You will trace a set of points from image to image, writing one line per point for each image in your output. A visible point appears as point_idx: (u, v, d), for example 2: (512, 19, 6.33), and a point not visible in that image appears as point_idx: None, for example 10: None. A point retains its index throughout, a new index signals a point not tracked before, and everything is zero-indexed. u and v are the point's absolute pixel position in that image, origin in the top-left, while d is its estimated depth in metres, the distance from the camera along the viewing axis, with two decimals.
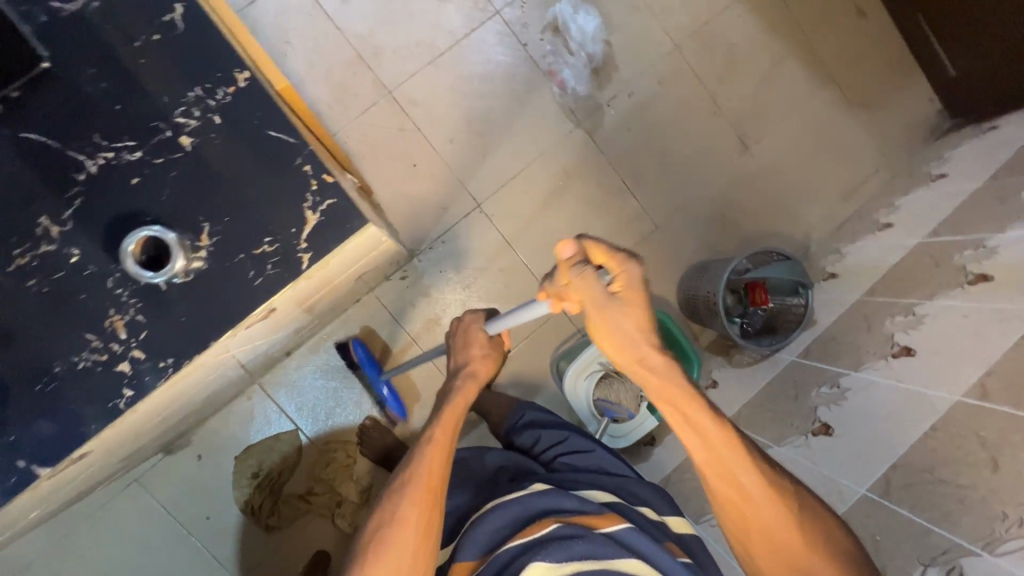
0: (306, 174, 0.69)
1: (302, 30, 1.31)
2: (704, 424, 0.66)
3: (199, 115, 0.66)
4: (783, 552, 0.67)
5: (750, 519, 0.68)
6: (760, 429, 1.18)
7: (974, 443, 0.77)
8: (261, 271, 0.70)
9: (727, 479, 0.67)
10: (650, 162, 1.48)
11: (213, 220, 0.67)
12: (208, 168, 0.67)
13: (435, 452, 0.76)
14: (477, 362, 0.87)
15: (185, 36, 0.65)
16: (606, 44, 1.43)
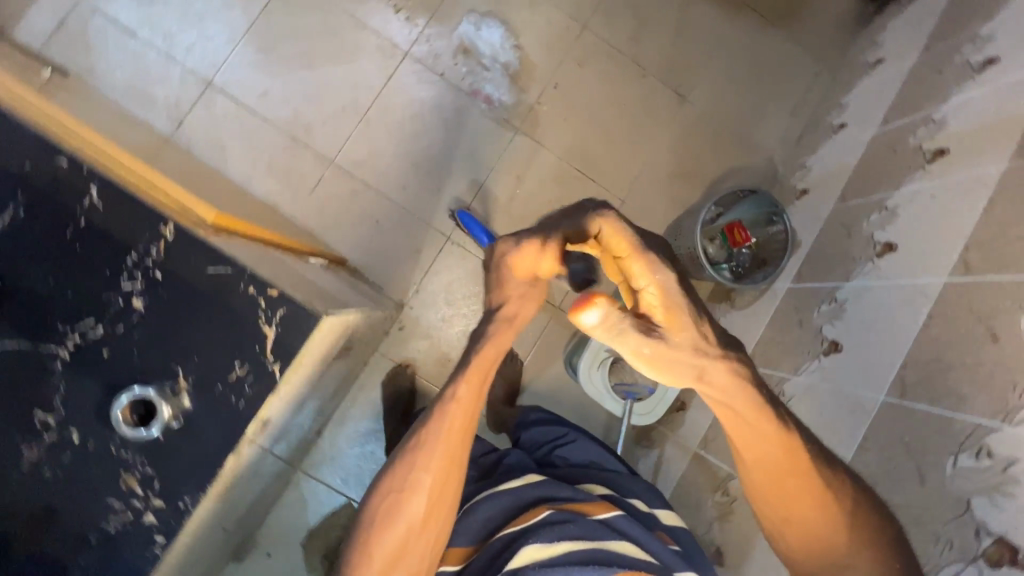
0: (252, 294, 0.72)
1: (234, 135, 1.37)
2: (760, 419, 0.66)
3: (142, 276, 0.71)
4: (809, 528, 0.70)
5: (796, 513, 0.70)
6: (778, 363, 1.18)
7: (970, 320, 0.79)
8: (242, 393, 0.73)
9: (775, 472, 0.68)
10: (596, 141, 1.50)
11: (184, 362, 0.72)
12: (165, 319, 0.72)
13: (459, 413, 0.73)
14: (518, 305, 0.76)
15: (105, 212, 0.70)
16: (517, 47, 1.46)
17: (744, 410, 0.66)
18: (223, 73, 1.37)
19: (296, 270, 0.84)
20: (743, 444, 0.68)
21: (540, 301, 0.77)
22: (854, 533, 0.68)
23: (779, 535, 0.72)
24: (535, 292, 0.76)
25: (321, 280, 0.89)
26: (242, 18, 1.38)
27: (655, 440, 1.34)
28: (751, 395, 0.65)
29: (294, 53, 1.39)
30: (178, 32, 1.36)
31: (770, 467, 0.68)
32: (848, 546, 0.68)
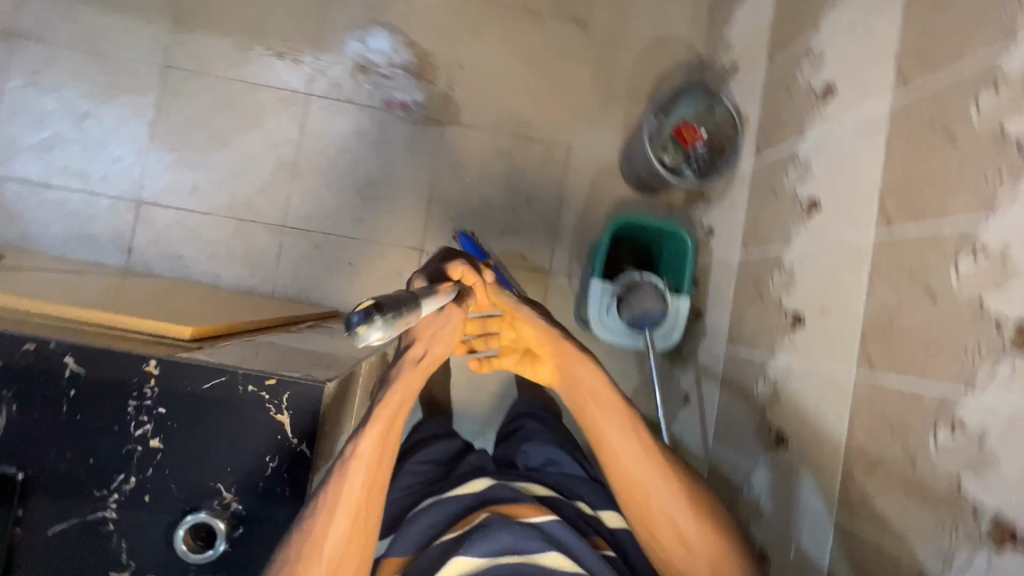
0: (252, 391, 0.71)
1: (184, 241, 1.36)
2: (627, 433, 0.86)
3: (148, 417, 0.70)
4: (669, 522, 0.84)
5: (649, 507, 0.84)
6: (766, 240, 1.10)
7: (925, 125, 0.75)
8: (284, 482, 0.73)
9: (636, 478, 0.85)
10: (519, 102, 1.48)
11: (221, 476, 0.73)
12: (187, 446, 0.72)
13: (365, 469, 0.74)
14: (431, 344, 0.73)
15: (88, 375, 0.68)
16: (409, 44, 1.43)
17: (607, 424, 0.86)
18: (149, 187, 1.36)
19: (289, 347, 0.86)
20: (612, 454, 0.86)
21: (453, 340, 0.74)
22: (696, 518, 0.84)
23: (652, 535, 0.86)
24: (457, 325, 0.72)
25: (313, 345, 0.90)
26: (141, 128, 1.36)
27: (687, 356, 1.34)
28: (614, 412, 0.86)
29: (204, 139, 1.38)
30: (88, 166, 1.34)
31: (633, 468, 0.85)
32: (692, 523, 0.83)
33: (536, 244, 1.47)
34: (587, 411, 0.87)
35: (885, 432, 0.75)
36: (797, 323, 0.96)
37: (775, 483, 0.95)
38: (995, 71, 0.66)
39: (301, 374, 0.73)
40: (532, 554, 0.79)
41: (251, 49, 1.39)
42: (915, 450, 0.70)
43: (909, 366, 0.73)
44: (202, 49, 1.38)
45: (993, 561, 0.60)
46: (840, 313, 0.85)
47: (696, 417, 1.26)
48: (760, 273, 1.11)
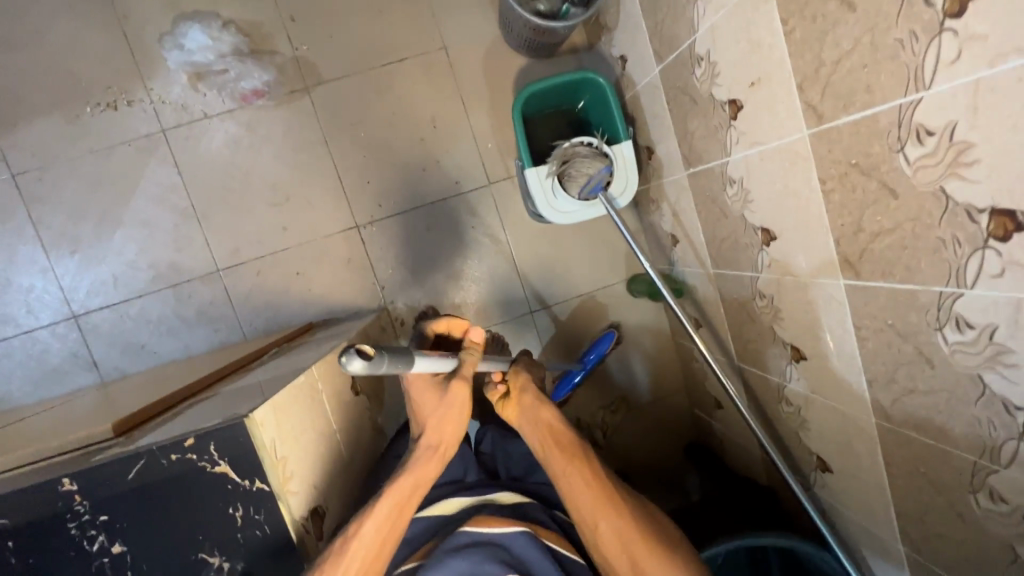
0: (177, 457, 0.60)
1: (137, 330, 1.32)
2: (582, 477, 0.81)
3: (98, 529, 0.61)
4: (625, 553, 0.76)
5: (605, 542, 0.78)
6: (675, 38, 0.97)
7: None
8: (261, 523, 0.63)
9: (590, 516, 0.79)
10: (372, 27, 1.31)
11: (200, 547, 0.63)
12: (151, 540, 0.62)
13: (366, 550, 0.68)
14: (434, 425, 0.78)
15: (12, 520, 0.59)
16: (227, 22, 1.25)
17: (563, 470, 0.82)
18: (77, 298, 1.30)
19: (234, 389, 0.76)
20: (567, 495, 0.81)
21: (458, 420, 0.79)
22: (653, 543, 0.77)
23: (610, 570, 0.78)
24: (461, 405, 0.76)
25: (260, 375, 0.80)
26: (31, 247, 1.28)
27: (657, 197, 1.25)
28: (574, 459, 0.83)
29: (95, 226, 1.28)
30: (8, 309, 1.28)
31: (584, 502, 0.79)
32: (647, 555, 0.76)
33: (463, 164, 1.36)
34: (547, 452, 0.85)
35: (857, 177, 0.66)
36: (736, 109, 0.86)
37: (780, 280, 0.89)
38: None
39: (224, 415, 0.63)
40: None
41: (82, 114, 1.26)
42: (892, 180, 0.62)
43: (854, 95, 0.63)
44: (38, 138, 1.26)
45: (1003, 255, 0.52)
46: (770, 76, 0.75)
47: (689, 251, 1.19)
48: (685, 80, 0.98)
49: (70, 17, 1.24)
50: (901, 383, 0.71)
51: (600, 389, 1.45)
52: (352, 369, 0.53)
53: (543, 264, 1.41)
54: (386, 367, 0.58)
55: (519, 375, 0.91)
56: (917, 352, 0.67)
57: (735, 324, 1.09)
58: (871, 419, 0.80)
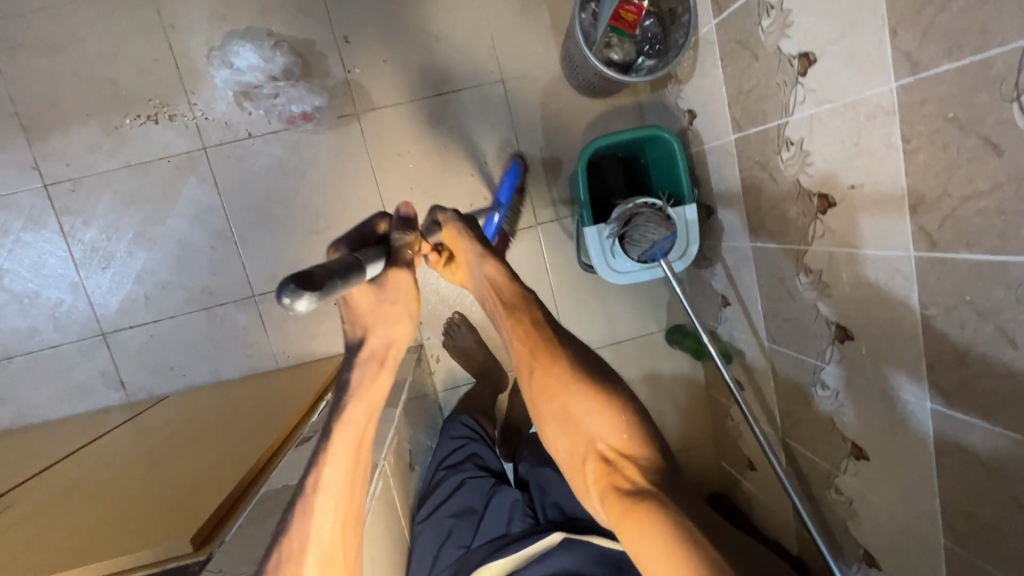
0: None
1: (168, 351, 1.29)
2: (522, 331, 0.75)
3: None
4: (562, 405, 0.71)
5: (542, 391, 0.73)
6: (761, 113, 0.92)
7: None
8: None
9: (525, 364, 0.74)
10: (428, 55, 1.25)
11: None
12: None
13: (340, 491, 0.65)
14: (379, 328, 0.64)
15: None
16: (279, 40, 1.19)
17: (508, 328, 0.76)
18: (106, 317, 1.26)
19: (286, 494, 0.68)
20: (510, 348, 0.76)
21: (406, 316, 0.65)
22: (589, 390, 0.70)
23: (546, 421, 0.74)
24: (403, 303, 0.63)
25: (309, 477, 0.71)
26: (59, 260, 1.23)
27: (711, 255, 1.22)
28: (515, 312, 0.76)
29: (129, 244, 1.24)
30: (33, 323, 1.24)
31: (521, 353, 0.75)
32: (581, 400, 0.70)
33: (510, 202, 1.31)
34: (491, 307, 0.80)
35: (969, 312, 0.63)
36: (826, 204, 0.82)
37: (851, 377, 0.87)
38: None
39: None
40: None
41: (121, 126, 1.20)
42: (1010, 328, 0.59)
43: (981, 235, 0.59)
44: (73, 148, 1.20)
45: None
46: (878, 185, 0.71)
47: (742, 317, 1.16)
48: (765, 155, 0.94)
49: (114, 23, 1.17)
50: (984, 518, 0.70)
51: None
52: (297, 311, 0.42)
53: (583, 307, 1.38)
54: (337, 292, 0.48)
55: (454, 229, 0.78)
56: (1009, 495, 0.65)
57: (785, 400, 1.08)
58: (939, 536, 0.78)
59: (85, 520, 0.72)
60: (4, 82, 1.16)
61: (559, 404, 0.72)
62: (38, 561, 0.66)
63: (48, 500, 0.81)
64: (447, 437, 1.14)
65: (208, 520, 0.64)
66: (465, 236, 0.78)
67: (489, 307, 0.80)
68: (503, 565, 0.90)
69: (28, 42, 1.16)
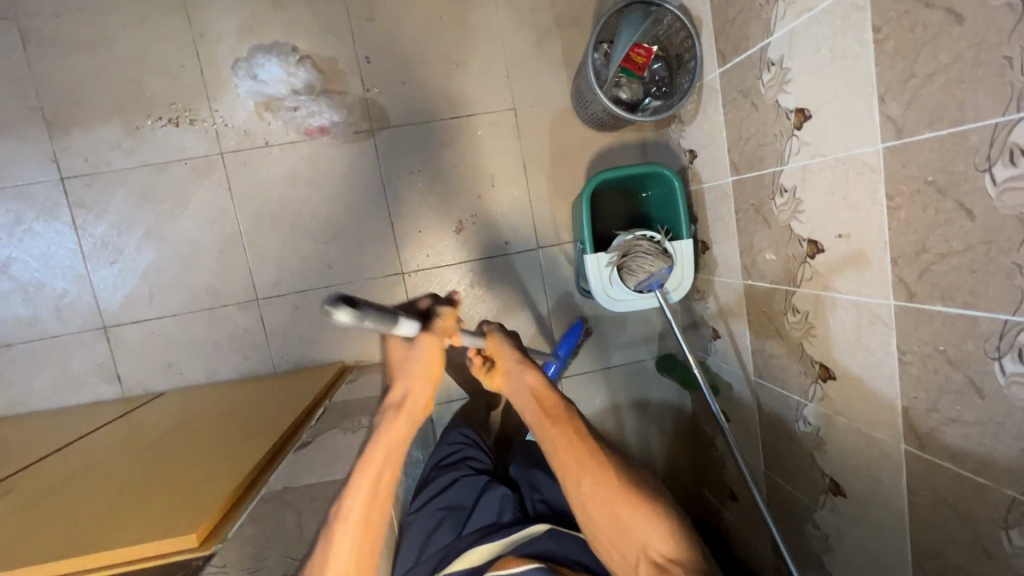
0: None
1: (167, 348, 1.30)
2: (566, 434, 0.76)
3: None
4: (608, 507, 0.71)
5: (588, 499, 0.73)
6: (758, 159, 0.98)
7: (920, 8, 0.61)
8: None
9: (569, 470, 0.74)
10: (445, 80, 1.31)
11: None
12: None
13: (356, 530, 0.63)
14: (409, 379, 0.67)
15: None
16: (303, 56, 1.24)
17: (547, 431, 0.77)
18: (109, 310, 1.28)
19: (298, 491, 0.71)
20: (552, 453, 0.77)
21: (434, 376, 0.67)
22: (638, 500, 0.71)
23: (589, 529, 0.73)
24: (436, 358, 0.65)
25: (317, 475, 0.74)
26: (67, 252, 1.25)
27: (704, 289, 1.27)
28: (557, 419, 0.77)
29: (138, 241, 1.26)
30: (36, 312, 1.26)
31: (563, 462, 0.75)
32: (631, 509, 0.71)
33: (514, 225, 1.36)
34: (529, 414, 0.80)
35: (942, 362, 0.68)
36: (814, 250, 0.87)
37: (830, 417, 0.91)
38: None
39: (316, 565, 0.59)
40: None
41: (142, 126, 1.24)
42: (979, 380, 0.64)
43: (955, 291, 0.64)
44: (93, 143, 1.23)
45: None
46: (863, 236, 0.76)
47: (731, 351, 1.20)
48: (760, 200, 1.00)
49: (144, 28, 1.21)
50: (950, 558, 0.73)
51: None
52: (337, 317, 0.48)
53: (577, 331, 1.41)
54: (375, 322, 0.52)
55: (500, 337, 0.83)
56: (975, 538, 0.69)
57: (769, 434, 1.11)
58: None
59: (85, 511, 0.73)
60: (32, 77, 1.20)
61: (607, 513, 0.72)
62: (43, 545, 0.67)
63: (48, 486, 0.83)
64: (443, 441, 1.16)
65: (212, 517, 0.66)
66: (507, 346, 0.83)
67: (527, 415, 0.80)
68: (491, 548, 0.90)
69: (59, 40, 1.20)
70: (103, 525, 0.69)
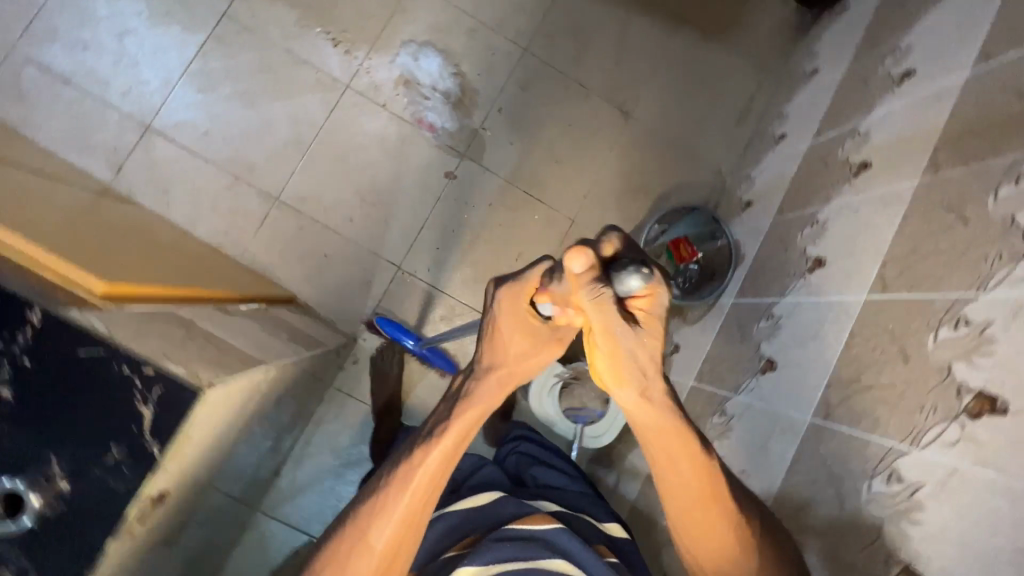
0: (127, 376, 0.59)
1: (178, 178, 1.36)
2: (692, 466, 0.63)
3: (9, 362, 0.58)
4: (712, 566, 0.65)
5: (697, 545, 0.65)
6: (719, 379, 1.11)
7: (885, 338, 0.76)
8: (121, 479, 0.59)
9: (686, 519, 0.64)
10: (542, 165, 1.50)
11: (59, 448, 0.59)
12: (36, 414, 0.58)
13: (420, 485, 0.62)
14: (513, 364, 0.63)
15: None
16: (458, 75, 1.47)
17: (677, 462, 0.63)
18: (163, 117, 1.36)
19: (205, 330, 0.73)
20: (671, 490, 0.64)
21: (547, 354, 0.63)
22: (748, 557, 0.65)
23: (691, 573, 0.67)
24: (541, 352, 0.63)
25: (230, 335, 0.78)
26: (177, 58, 1.37)
27: (614, 461, 1.32)
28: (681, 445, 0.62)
29: (233, 92, 1.39)
30: (111, 77, 1.35)
31: (687, 501, 0.64)
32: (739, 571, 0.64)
33: None
34: (649, 438, 0.63)
35: None
36: None
37: None
38: (961, 312, 0.67)
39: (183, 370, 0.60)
40: (537, 561, 0.70)
41: (310, 27, 1.42)
42: None
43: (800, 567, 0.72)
44: (267, 9, 1.41)
45: None
46: None
47: None
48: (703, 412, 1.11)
49: None
50: None
51: None
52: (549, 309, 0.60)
53: None
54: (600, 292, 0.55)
55: (598, 295, 0.54)
56: None
57: None
58: None
59: (22, 205, 0.74)
60: None
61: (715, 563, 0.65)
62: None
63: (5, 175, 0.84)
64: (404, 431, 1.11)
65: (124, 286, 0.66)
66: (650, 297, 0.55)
67: (647, 438, 0.63)
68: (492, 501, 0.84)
69: None
70: (32, 222, 0.69)
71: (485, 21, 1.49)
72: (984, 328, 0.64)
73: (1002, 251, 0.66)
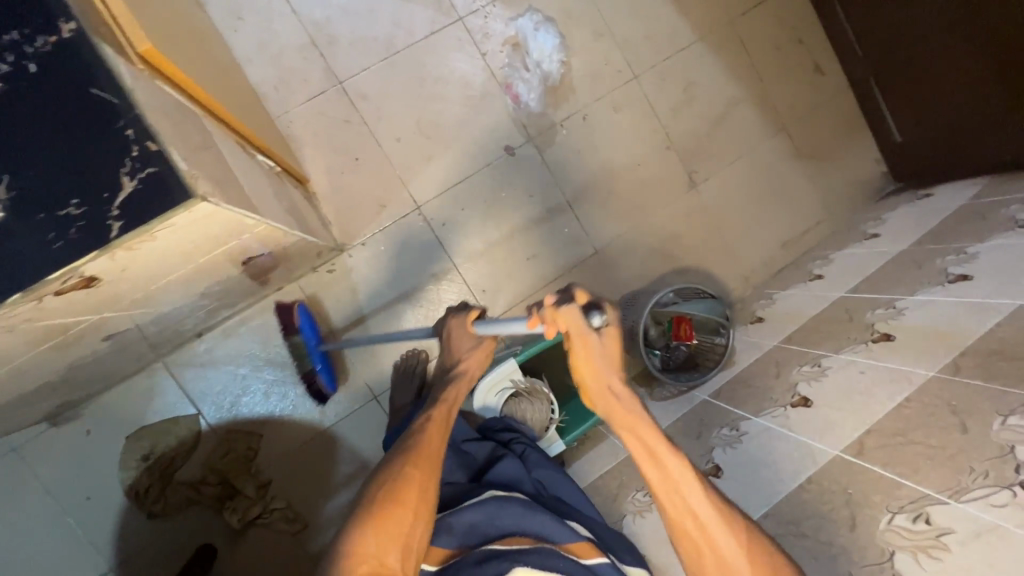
0: (127, 139, 0.55)
1: (256, 11, 1.30)
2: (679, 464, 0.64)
3: (14, 61, 0.54)
4: None
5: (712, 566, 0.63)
6: None
7: (840, 499, 0.78)
8: (64, 236, 0.54)
9: (691, 528, 0.63)
10: (596, 187, 1.48)
11: (15, 171, 0.53)
12: (14, 125, 0.54)
13: (434, 430, 0.70)
14: (475, 358, 0.82)
15: None
16: (564, 65, 1.44)
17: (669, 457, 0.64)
18: None
19: (219, 153, 0.68)
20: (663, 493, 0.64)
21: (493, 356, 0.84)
22: None
23: None
24: (484, 353, 0.83)
25: (242, 175, 0.73)
26: None
27: None
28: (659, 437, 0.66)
29: None
30: None
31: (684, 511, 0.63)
32: None
33: (502, 289, 1.41)
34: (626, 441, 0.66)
35: None
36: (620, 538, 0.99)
37: None
38: (926, 508, 0.69)
39: (182, 170, 0.56)
40: None
41: None
42: None
43: None
44: None
45: None
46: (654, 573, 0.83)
47: None
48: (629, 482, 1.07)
49: None
50: None
51: (309, 496, 1.30)
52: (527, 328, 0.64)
53: None
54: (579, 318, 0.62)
55: (575, 317, 0.61)
56: None
57: None
58: None
59: None
60: None
61: None
62: None
63: None
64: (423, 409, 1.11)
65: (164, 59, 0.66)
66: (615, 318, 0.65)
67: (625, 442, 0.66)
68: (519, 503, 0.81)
69: None
70: None
71: (612, 30, 1.48)
72: (943, 533, 0.66)
73: (989, 471, 0.66)
